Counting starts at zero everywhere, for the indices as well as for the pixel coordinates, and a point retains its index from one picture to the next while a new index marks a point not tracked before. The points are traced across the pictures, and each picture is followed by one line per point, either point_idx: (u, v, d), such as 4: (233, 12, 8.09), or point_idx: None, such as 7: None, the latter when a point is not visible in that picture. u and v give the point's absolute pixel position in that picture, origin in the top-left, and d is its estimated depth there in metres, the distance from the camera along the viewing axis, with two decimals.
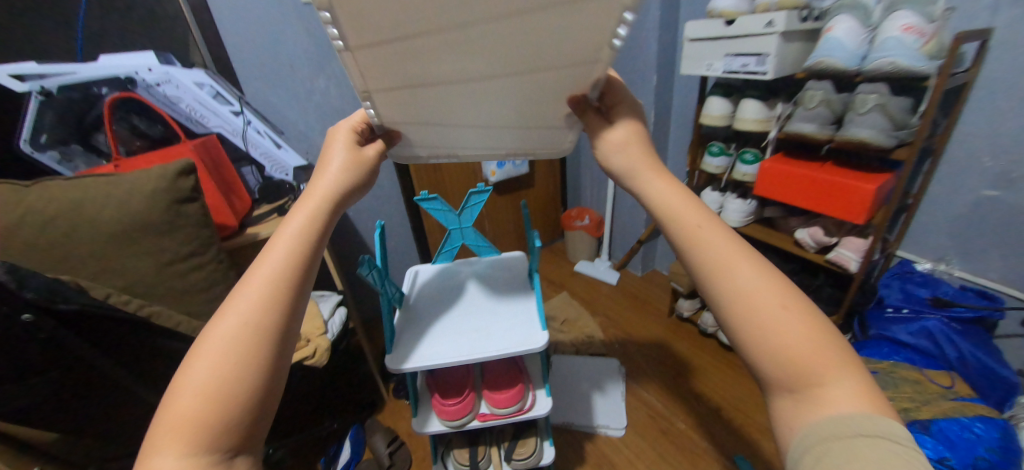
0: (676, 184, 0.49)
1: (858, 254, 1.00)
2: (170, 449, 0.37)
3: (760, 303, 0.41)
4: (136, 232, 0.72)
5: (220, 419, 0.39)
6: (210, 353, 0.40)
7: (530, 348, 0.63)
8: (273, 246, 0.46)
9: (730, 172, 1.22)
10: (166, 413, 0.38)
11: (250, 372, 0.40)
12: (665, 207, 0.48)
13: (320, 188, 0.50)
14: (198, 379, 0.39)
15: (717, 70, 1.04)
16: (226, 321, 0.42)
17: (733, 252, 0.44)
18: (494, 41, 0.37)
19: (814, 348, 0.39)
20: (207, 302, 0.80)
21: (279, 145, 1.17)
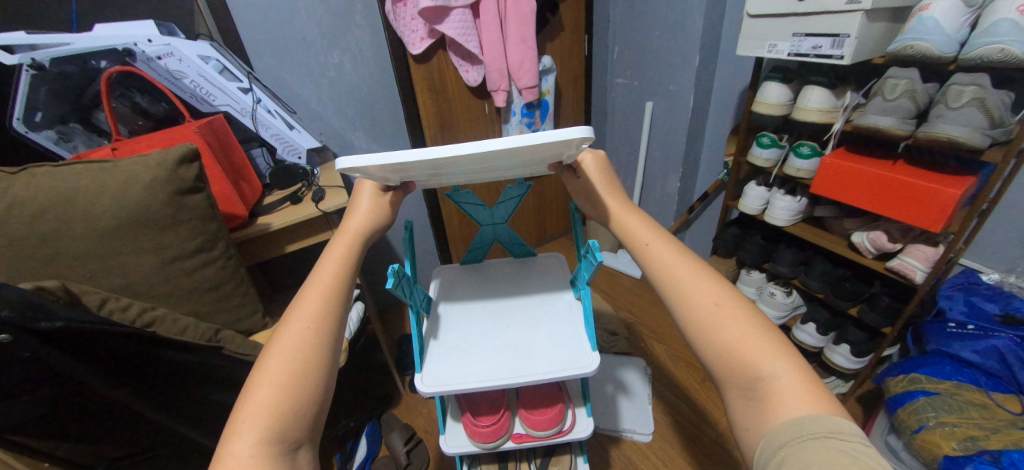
0: (647, 220, 0.55)
1: (926, 264, 0.90)
2: (249, 434, 0.40)
3: (717, 318, 0.46)
4: (136, 227, 0.65)
5: (290, 408, 0.42)
6: (282, 354, 0.44)
7: (581, 373, 0.54)
8: (322, 268, 0.51)
9: (781, 166, 1.11)
10: (243, 406, 0.42)
11: (314, 369, 0.44)
12: (637, 241, 0.53)
13: (355, 221, 0.55)
14: (272, 373, 0.43)
15: (782, 52, 0.95)
16: (293, 327, 0.46)
17: (695, 275, 0.49)
18: (478, 161, 0.46)
19: (764, 354, 0.43)
20: (215, 301, 0.74)
21: (291, 126, 1.10)
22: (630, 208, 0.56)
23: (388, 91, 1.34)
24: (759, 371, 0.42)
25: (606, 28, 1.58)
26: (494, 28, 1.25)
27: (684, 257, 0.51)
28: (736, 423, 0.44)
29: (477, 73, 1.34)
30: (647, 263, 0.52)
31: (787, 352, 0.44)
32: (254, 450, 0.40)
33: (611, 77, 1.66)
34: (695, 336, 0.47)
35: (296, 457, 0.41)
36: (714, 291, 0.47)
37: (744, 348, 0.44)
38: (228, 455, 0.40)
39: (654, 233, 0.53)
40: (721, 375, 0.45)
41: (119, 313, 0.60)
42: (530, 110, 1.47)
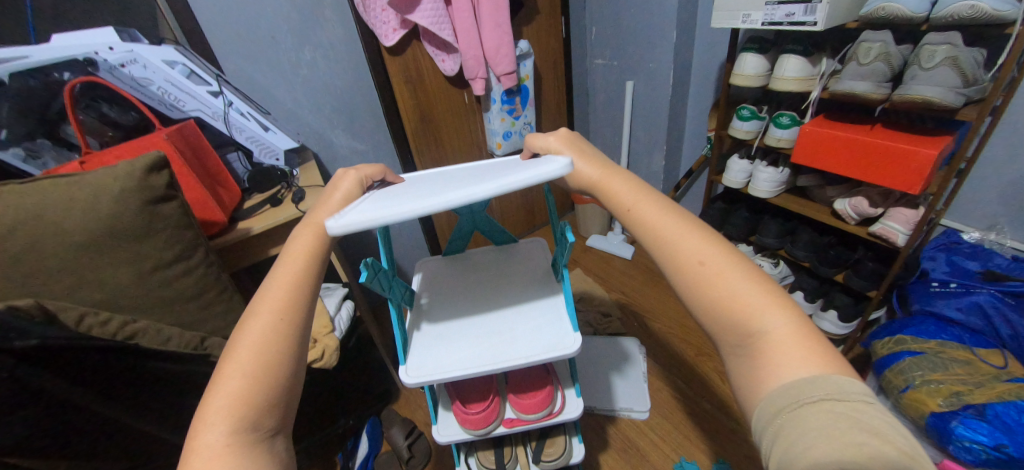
0: (632, 180, 0.53)
1: (907, 226, 0.91)
2: (221, 425, 0.40)
3: (704, 276, 0.45)
4: (110, 241, 0.64)
5: (262, 399, 0.42)
6: (248, 346, 0.44)
7: (564, 353, 0.54)
8: (284, 259, 0.50)
9: (762, 137, 1.11)
10: (210, 401, 0.41)
11: (284, 361, 0.44)
12: (620, 204, 0.51)
13: (323, 214, 0.54)
14: (242, 365, 0.43)
15: (756, 21, 0.94)
16: (259, 320, 0.46)
17: (682, 232, 0.47)
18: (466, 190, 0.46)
19: (754, 308, 0.43)
20: (199, 310, 0.74)
21: (266, 128, 1.08)
22: (607, 168, 0.54)
23: (363, 86, 1.31)
24: (752, 327, 0.42)
25: (581, 8, 1.56)
26: (467, 15, 1.23)
27: (668, 214, 0.49)
28: (732, 378, 0.44)
29: (453, 63, 1.32)
30: (632, 228, 0.51)
31: (780, 302, 0.43)
32: (228, 440, 0.40)
33: (590, 58, 1.64)
34: (687, 295, 0.46)
35: (272, 445, 0.42)
36: (699, 249, 0.46)
37: (736, 306, 0.43)
38: (201, 447, 0.40)
39: (635, 194, 0.51)
40: (714, 331, 0.45)
41: (99, 328, 0.58)
42: (510, 96, 1.46)
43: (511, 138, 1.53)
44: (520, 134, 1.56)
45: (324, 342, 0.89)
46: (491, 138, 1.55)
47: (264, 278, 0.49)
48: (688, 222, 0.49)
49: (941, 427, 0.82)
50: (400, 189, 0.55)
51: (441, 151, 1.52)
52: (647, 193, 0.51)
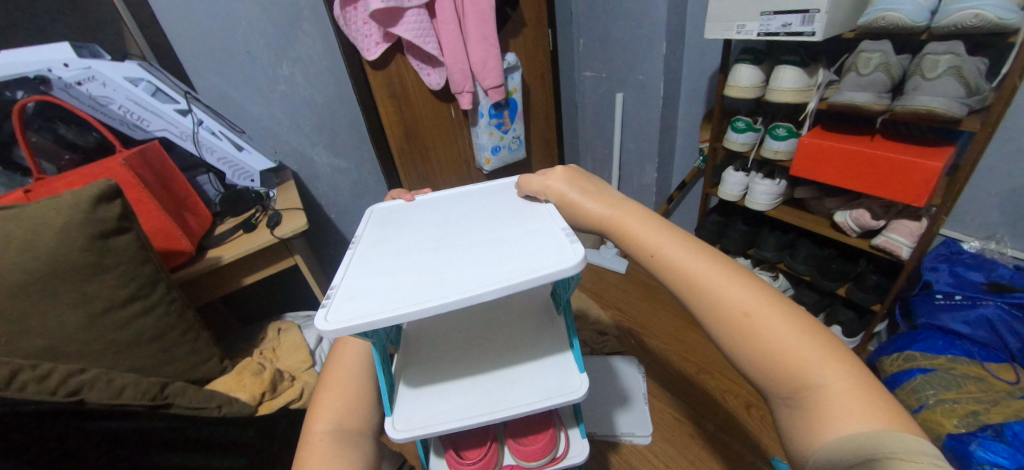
0: (652, 217, 0.48)
1: (910, 239, 0.89)
2: (321, 423, 0.51)
3: (748, 328, 0.40)
4: (53, 281, 0.56)
5: (345, 404, 0.53)
6: (336, 366, 0.56)
7: (570, 399, 0.49)
8: None
9: (758, 149, 1.08)
10: (314, 407, 0.53)
11: (358, 375, 0.55)
12: (642, 245, 0.47)
13: None
14: (333, 380, 0.55)
15: (751, 32, 0.92)
16: (345, 346, 0.58)
17: (717, 276, 0.43)
18: (464, 265, 0.45)
19: (803, 362, 0.38)
20: (161, 352, 0.67)
21: (240, 147, 1.00)
22: (623, 208, 0.50)
23: (345, 102, 1.26)
24: (804, 380, 0.37)
25: (568, 20, 1.54)
26: (453, 28, 1.19)
27: (697, 255, 0.44)
28: (784, 431, 0.40)
29: (439, 76, 1.27)
30: (658, 272, 0.46)
31: (833, 353, 0.38)
32: (325, 433, 0.50)
33: (578, 70, 1.61)
34: (728, 345, 0.41)
35: (355, 441, 0.50)
36: (737, 296, 0.41)
37: (784, 356, 0.38)
38: (308, 440, 0.50)
39: (659, 235, 0.46)
40: (760, 381, 0.40)
41: (35, 385, 0.51)
42: (498, 110, 1.42)
43: (500, 153, 1.49)
44: (509, 148, 1.51)
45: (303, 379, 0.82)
46: (479, 153, 1.49)
47: None
48: (721, 261, 0.44)
49: (959, 450, 0.78)
50: (393, 244, 0.51)
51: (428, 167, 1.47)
52: (672, 231, 0.46)
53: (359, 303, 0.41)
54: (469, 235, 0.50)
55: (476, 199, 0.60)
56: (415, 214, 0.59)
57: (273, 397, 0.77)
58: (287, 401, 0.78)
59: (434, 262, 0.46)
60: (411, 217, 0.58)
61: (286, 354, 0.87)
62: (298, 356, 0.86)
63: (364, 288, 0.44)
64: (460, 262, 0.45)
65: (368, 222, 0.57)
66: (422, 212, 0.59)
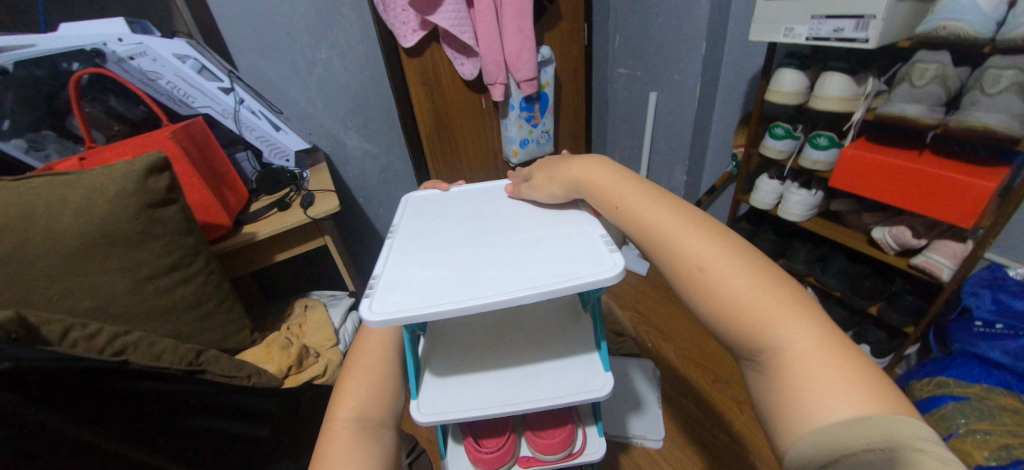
0: (622, 178, 0.48)
1: (954, 261, 0.85)
2: (344, 412, 0.49)
3: (698, 279, 0.39)
4: (107, 245, 0.60)
5: (371, 394, 0.51)
6: (361, 357, 0.55)
7: (595, 396, 0.50)
8: None
9: (795, 158, 1.05)
10: (336, 396, 0.51)
11: (385, 367, 0.54)
12: (607, 202, 0.47)
13: None
14: (357, 370, 0.53)
15: (798, 36, 0.89)
16: (369, 339, 0.57)
17: (675, 228, 0.42)
18: (505, 265, 0.45)
19: (763, 317, 0.36)
20: (197, 319, 0.69)
21: (277, 127, 1.04)
22: (595, 167, 0.51)
23: (379, 87, 1.27)
24: (762, 339, 0.36)
25: (605, 15, 1.52)
26: (489, 19, 1.19)
27: (659, 210, 0.44)
28: (754, 392, 0.38)
29: (472, 66, 1.28)
30: (622, 224, 0.46)
31: (793, 310, 0.36)
32: (348, 422, 0.48)
33: (612, 66, 1.59)
34: (683, 295, 0.41)
35: (380, 432, 0.49)
36: (694, 249, 0.40)
37: (742, 311, 0.37)
38: (330, 429, 0.48)
39: (628, 194, 0.46)
40: (725, 338, 0.39)
41: (84, 343, 0.55)
42: (529, 103, 1.41)
43: (528, 146, 1.48)
44: (538, 142, 1.51)
45: (327, 357, 0.84)
46: (507, 145, 1.49)
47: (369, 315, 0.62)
48: (679, 214, 0.43)
49: None
50: (431, 239, 0.52)
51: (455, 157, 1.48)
52: (636, 188, 0.47)
53: (401, 296, 0.43)
54: (506, 235, 0.51)
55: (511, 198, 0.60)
56: (448, 207, 0.59)
57: (299, 372, 0.80)
58: (312, 376, 0.80)
59: (473, 259, 0.47)
60: (447, 209, 0.58)
61: (311, 331, 0.89)
62: (322, 335, 0.89)
63: (407, 280, 0.45)
64: (500, 263, 0.45)
65: (403, 212, 0.58)
66: (457, 206, 0.59)
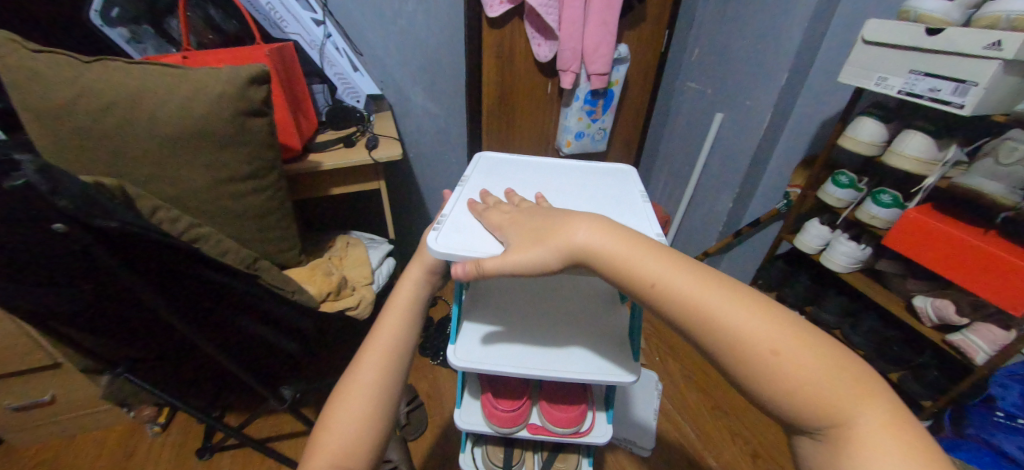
0: (636, 240, 0.39)
1: (991, 346, 0.84)
2: (316, 467, 0.42)
3: (774, 369, 0.34)
4: (200, 141, 0.64)
5: (351, 448, 0.44)
6: (347, 396, 0.46)
7: (620, 381, 0.53)
8: (387, 314, 0.51)
9: (853, 209, 1.03)
10: (315, 440, 0.44)
11: (372, 415, 0.45)
12: (625, 261, 0.38)
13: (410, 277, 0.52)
14: (340, 417, 0.45)
15: (891, 87, 0.87)
16: (358, 375, 0.47)
17: (723, 301, 0.36)
18: None
19: (833, 398, 0.33)
20: (257, 229, 0.74)
21: (356, 68, 1.06)
22: (597, 225, 0.40)
23: (454, 50, 1.30)
24: (834, 419, 0.33)
25: (688, 27, 1.49)
26: (577, 5, 1.19)
27: (695, 277, 0.37)
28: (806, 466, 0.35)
29: (549, 49, 1.29)
30: (655, 302, 0.38)
31: (861, 386, 0.33)
32: None
33: (681, 79, 1.58)
34: (741, 381, 0.36)
35: None
36: (755, 326, 0.35)
37: (811, 394, 0.33)
38: None
39: (660, 264, 0.38)
40: (785, 418, 0.35)
41: (167, 224, 0.59)
42: (594, 97, 1.41)
43: (582, 139, 1.49)
44: (592, 138, 1.51)
45: (361, 292, 0.88)
46: (563, 134, 1.50)
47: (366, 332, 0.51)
48: (727, 286, 0.37)
49: None
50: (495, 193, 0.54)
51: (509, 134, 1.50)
52: (665, 253, 0.39)
53: (463, 237, 0.46)
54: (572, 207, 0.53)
55: (576, 175, 0.61)
56: (515, 173, 0.61)
57: (335, 300, 0.84)
58: (346, 306, 0.83)
59: None
60: (516, 174, 0.60)
61: (350, 265, 0.94)
62: (360, 271, 0.92)
63: (470, 225, 0.48)
64: None
65: (475, 168, 0.61)
66: (524, 171, 0.61)
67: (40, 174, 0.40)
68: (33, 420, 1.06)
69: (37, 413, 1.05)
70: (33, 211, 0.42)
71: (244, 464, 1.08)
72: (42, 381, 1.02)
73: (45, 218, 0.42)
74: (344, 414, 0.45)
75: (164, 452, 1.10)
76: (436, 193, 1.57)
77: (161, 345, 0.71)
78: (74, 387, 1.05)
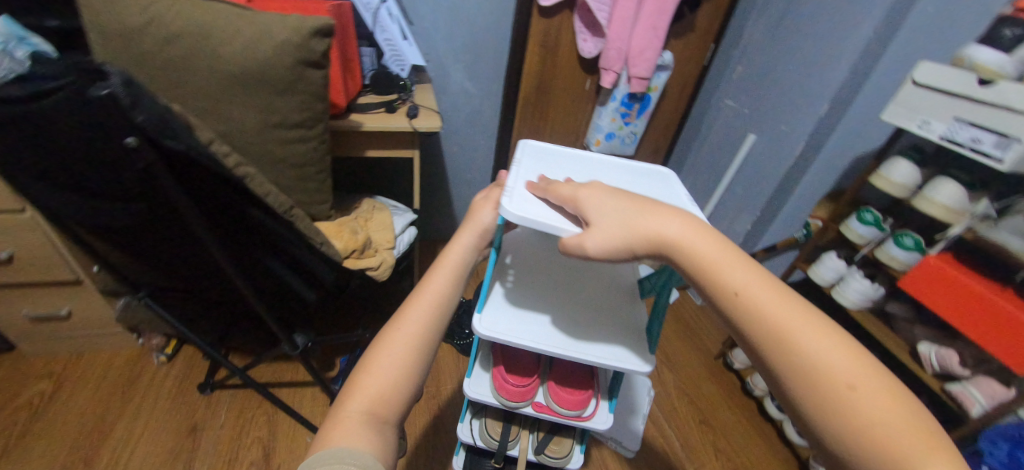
0: (727, 244, 0.41)
1: (989, 400, 0.84)
2: (357, 401, 0.48)
3: (848, 404, 0.34)
4: (258, 84, 0.66)
5: (389, 390, 0.49)
6: (389, 344, 0.51)
7: (635, 369, 0.57)
8: (433, 276, 0.56)
9: (874, 248, 1.04)
10: (356, 378, 0.50)
11: (410, 364, 0.51)
12: (713, 262, 0.40)
13: (458, 248, 0.58)
14: (381, 362, 0.50)
15: (932, 132, 0.87)
16: (402, 327, 0.52)
17: (803, 323, 0.37)
18: None
19: (907, 450, 0.31)
20: (295, 178, 0.76)
21: (404, 36, 1.05)
22: (692, 224, 0.41)
23: (501, 34, 1.30)
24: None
25: (733, 45, 1.50)
26: (630, 6, 1.19)
27: (780, 296, 0.38)
28: None
29: (594, 46, 1.29)
30: (732, 309, 0.39)
31: (942, 449, 0.32)
32: (361, 413, 0.47)
33: (719, 95, 1.57)
34: (806, 409, 0.35)
35: (385, 428, 0.48)
36: (833, 356, 0.35)
37: (884, 439, 0.32)
38: (341, 413, 0.48)
39: (747, 274, 0.39)
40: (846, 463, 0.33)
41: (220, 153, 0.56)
42: (631, 101, 1.41)
43: (612, 141, 1.50)
44: (622, 141, 1.52)
45: (383, 255, 0.91)
46: (593, 133, 1.51)
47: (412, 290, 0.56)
48: (808, 310, 0.38)
49: None
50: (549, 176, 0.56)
51: (540, 125, 1.51)
52: (752, 266, 0.40)
53: (531, 212, 0.48)
54: None
55: (621, 171, 0.63)
56: (562, 162, 0.62)
57: (359, 258, 0.86)
58: (368, 265, 0.86)
59: None
60: (563, 164, 0.61)
61: (375, 228, 0.95)
62: (384, 235, 0.95)
63: (536, 203, 0.50)
64: None
65: (524, 150, 0.63)
66: (571, 160, 0.63)
67: (123, 86, 0.42)
68: (45, 334, 1.09)
69: (51, 327, 1.08)
70: (112, 119, 0.44)
71: (243, 405, 1.11)
72: (57, 297, 1.04)
73: (122, 129, 0.44)
74: (378, 365, 0.50)
75: (168, 383, 1.13)
76: (460, 172, 1.58)
77: (197, 274, 0.73)
78: (89, 308, 1.08)
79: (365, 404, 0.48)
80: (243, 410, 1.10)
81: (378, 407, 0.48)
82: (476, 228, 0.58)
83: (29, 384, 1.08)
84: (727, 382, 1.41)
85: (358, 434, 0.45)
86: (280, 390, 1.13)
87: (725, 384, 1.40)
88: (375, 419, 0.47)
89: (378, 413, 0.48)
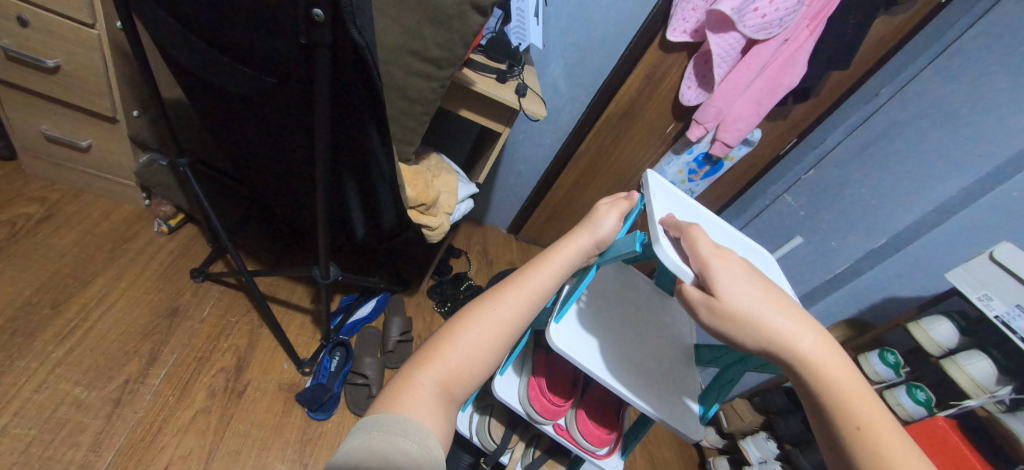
0: (848, 367, 0.39)
1: None
2: (431, 372, 0.45)
3: None
4: (415, 3, 0.61)
5: (465, 371, 0.46)
6: (478, 323, 0.48)
7: (685, 434, 0.57)
8: (539, 267, 0.53)
9: (885, 388, 1.07)
10: (433, 348, 0.47)
11: (493, 350, 0.48)
12: (834, 387, 0.38)
13: (569, 249, 0.55)
14: (465, 338, 0.47)
15: (991, 308, 0.87)
16: (495, 310, 0.49)
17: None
18: None
19: None
20: (401, 112, 0.73)
21: (536, 14, 1.04)
22: (826, 344, 0.39)
23: (615, 47, 1.27)
24: None
25: (813, 147, 1.51)
26: (748, 75, 1.19)
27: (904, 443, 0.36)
28: None
29: (695, 96, 1.27)
30: (848, 445, 0.36)
31: None
32: (432, 385, 0.44)
33: (780, 188, 1.59)
34: None
35: (450, 409, 0.45)
36: None
37: None
38: (412, 378, 0.44)
39: (866, 411, 0.37)
40: None
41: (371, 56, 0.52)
42: (704, 160, 1.45)
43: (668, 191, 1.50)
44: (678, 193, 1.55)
45: (441, 218, 0.88)
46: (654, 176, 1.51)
47: (512, 271, 0.53)
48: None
49: None
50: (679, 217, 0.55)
51: (610, 148, 1.49)
52: (877, 400, 0.38)
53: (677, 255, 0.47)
54: None
55: (737, 242, 0.61)
56: (690, 210, 0.60)
57: (421, 213, 0.84)
58: (427, 223, 0.84)
59: None
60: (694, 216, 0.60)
61: (441, 187, 0.91)
62: (448, 198, 0.91)
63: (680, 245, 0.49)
64: None
65: (657, 183, 0.60)
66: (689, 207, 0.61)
67: None
68: (56, 157, 1.00)
69: (63, 151, 0.99)
70: None
71: (232, 305, 1.04)
72: (85, 126, 0.95)
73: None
74: (463, 341, 0.47)
75: (162, 253, 1.05)
76: (515, 161, 1.55)
77: (271, 162, 0.68)
78: (112, 150, 0.99)
79: (440, 377, 0.45)
80: (228, 310, 1.02)
81: (451, 384, 0.45)
82: (594, 234, 0.56)
83: (17, 201, 0.99)
84: (687, 454, 1.43)
85: (427, 407, 0.42)
86: (272, 304, 1.07)
87: (685, 454, 1.42)
88: (445, 397, 0.44)
89: (449, 390, 0.45)
